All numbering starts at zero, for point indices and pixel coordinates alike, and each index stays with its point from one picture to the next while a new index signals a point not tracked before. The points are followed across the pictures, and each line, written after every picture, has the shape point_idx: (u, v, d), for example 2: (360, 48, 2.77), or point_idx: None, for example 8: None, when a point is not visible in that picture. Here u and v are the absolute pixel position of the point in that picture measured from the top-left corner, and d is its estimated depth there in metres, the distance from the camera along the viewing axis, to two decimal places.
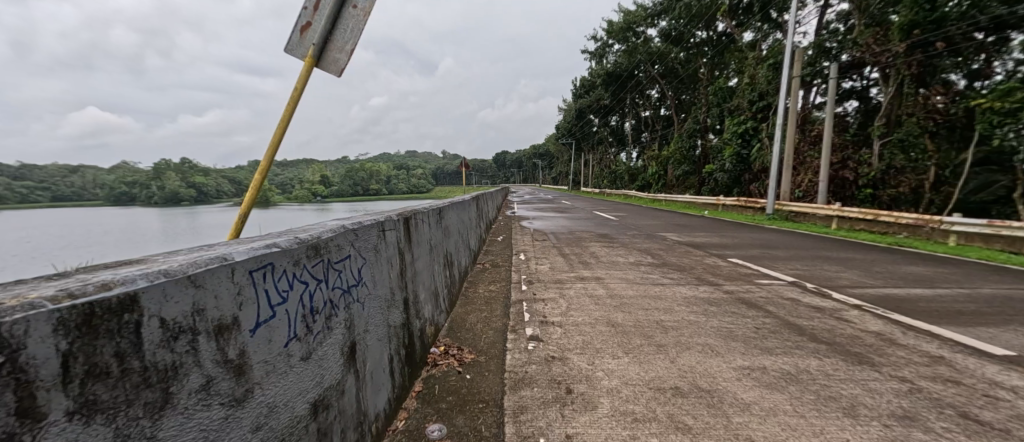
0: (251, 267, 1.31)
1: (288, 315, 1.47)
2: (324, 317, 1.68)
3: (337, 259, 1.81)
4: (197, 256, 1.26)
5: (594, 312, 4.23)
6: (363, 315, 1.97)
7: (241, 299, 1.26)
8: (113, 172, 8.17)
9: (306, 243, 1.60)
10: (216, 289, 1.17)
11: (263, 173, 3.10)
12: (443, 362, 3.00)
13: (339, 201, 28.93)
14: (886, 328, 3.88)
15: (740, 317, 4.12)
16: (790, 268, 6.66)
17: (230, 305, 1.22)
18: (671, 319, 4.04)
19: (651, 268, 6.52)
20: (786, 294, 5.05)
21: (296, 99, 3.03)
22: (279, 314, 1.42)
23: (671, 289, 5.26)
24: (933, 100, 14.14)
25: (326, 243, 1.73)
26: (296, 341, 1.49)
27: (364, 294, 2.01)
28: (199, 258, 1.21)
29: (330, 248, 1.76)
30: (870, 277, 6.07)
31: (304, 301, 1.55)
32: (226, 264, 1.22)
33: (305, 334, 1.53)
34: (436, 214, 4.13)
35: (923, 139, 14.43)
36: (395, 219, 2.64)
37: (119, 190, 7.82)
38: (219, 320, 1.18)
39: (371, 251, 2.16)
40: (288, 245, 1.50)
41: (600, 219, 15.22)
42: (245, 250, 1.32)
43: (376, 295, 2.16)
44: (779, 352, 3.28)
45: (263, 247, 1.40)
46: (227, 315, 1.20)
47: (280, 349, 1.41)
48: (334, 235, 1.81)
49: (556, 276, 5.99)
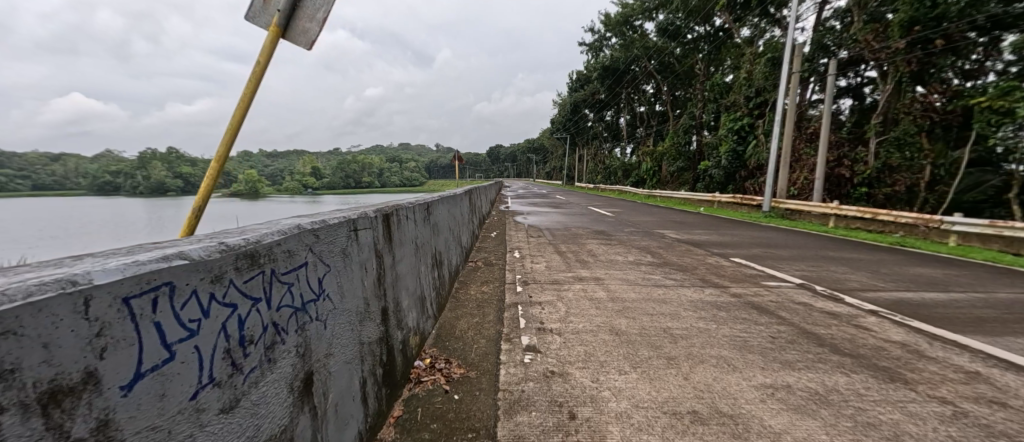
0: (125, 293, 0.93)
1: (199, 353, 1.09)
2: (264, 347, 1.31)
3: (285, 270, 1.43)
4: (39, 277, 0.89)
5: (595, 318, 3.87)
6: (323, 337, 1.60)
7: (102, 343, 0.88)
8: (96, 161, 7.94)
9: (241, 248, 1.25)
10: (47, 332, 0.80)
11: (222, 160, 2.71)
12: (428, 379, 2.64)
13: (332, 193, 28.65)
14: (909, 338, 3.57)
15: (752, 325, 3.79)
16: (796, 269, 6.38)
17: (76, 356, 0.84)
18: (679, 326, 3.71)
19: (653, 268, 6.25)
20: (797, 298, 4.74)
21: (259, 73, 2.65)
22: (181, 354, 1.05)
23: (674, 291, 4.95)
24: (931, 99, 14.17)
25: (268, 250, 1.35)
26: (213, 387, 1.12)
27: (325, 310, 1.64)
28: (29, 284, 0.83)
29: (275, 257, 1.38)
30: (879, 279, 5.79)
31: (228, 330, 1.18)
32: (70, 293, 0.84)
33: (228, 376, 1.17)
34: (424, 212, 3.78)
35: (919, 137, 14.35)
36: (371, 217, 2.26)
37: (102, 180, 7.62)
38: (55, 382, 0.80)
39: (339, 255, 1.79)
40: (201, 256, 1.12)
41: (595, 214, 14.98)
42: (119, 268, 0.95)
43: (343, 308, 1.78)
44: (801, 366, 2.96)
45: (155, 260, 1.02)
46: (73, 370, 0.83)
47: (184, 404, 1.04)
48: (282, 239, 1.44)
49: (553, 276, 5.64)
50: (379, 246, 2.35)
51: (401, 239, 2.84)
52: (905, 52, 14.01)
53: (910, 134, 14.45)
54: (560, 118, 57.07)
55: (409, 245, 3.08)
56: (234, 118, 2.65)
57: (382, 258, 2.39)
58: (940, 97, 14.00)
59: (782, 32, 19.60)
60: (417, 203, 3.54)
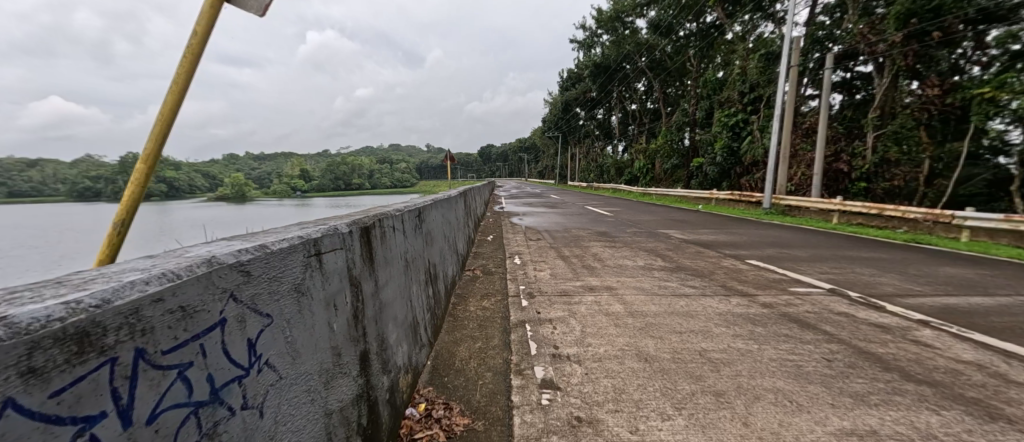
0: None
1: None
2: None
3: (154, 352, 0.90)
4: None
5: (617, 340, 3.35)
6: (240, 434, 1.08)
7: None
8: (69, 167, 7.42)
9: (20, 337, 0.69)
10: None
11: (151, 160, 2.12)
12: (422, 435, 2.09)
13: (321, 196, 28.11)
14: (983, 357, 3.08)
15: (800, 343, 3.28)
16: (819, 271, 5.91)
17: None
18: (716, 348, 3.20)
19: (667, 274, 5.74)
20: (835, 306, 4.25)
21: (197, 48, 2.09)
22: None
23: (696, 301, 4.42)
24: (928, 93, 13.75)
25: (113, 323, 0.82)
26: None
27: (246, 390, 1.11)
28: None
29: (129, 333, 0.85)
30: (913, 281, 5.31)
31: None
32: None
33: None
34: (415, 219, 3.21)
35: (918, 131, 14.15)
36: (343, 233, 1.72)
37: None
38: None
39: (278, 300, 1.26)
40: None
41: (593, 214, 14.52)
42: None
43: (285, 377, 1.25)
44: (878, 401, 2.45)
45: None
46: None
47: None
48: (151, 300, 0.90)
49: (560, 286, 5.11)
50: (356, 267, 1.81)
51: (386, 253, 2.30)
52: (902, 44, 13.77)
53: (908, 128, 14.26)
54: (551, 117, 56.70)
55: (397, 259, 2.54)
56: (166, 106, 2.08)
57: (360, 281, 1.84)
58: (938, 90, 13.57)
59: (776, 27, 19.38)
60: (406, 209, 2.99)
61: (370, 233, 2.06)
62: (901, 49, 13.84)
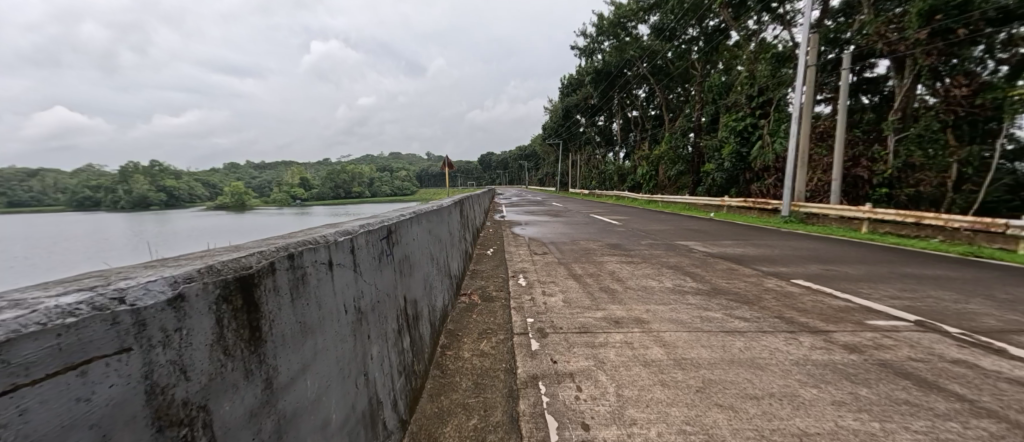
0: None
1: None
2: None
3: None
4: None
5: (672, 414, 2.37)
6: None
7: None
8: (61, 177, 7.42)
9: None
10: None
11: None
12: None
13: (320, 205, 27.42)
14: None
15: (937, 420, 2.28)
16: (887, 294, 4.90)
17: None
18: (821, 429, 2.20)
19: (705, 301, 4.75)
20: (942, 349, 3.25)
21: None
22: None
23: (757, 342, 3.45)
24: (954, 93, 12.66)
25: None
26: None
27: None
28: None
29: None
30: (1013, 310, 4.28)
31: None
32: None
33: None
34: (382, 242, 2.27)
35: (943, 133, 12.96)
36: (105, 323, 0.81)
37: None
38: None
39: None
40: None
41: (601, 224, 13.56)
42: None
43: None
44: None
45: None
46: None
47: None
48: None
49: (576, 319, 4.12)
50: (162, 379, 0.91)
51: (307, 307, 1.39)
52: (925, 42, 12.70)
53: (932, 130, 13.04)
54: (551, 124, 55.92)
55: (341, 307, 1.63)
56: None
57: (185, 405, 0.94)
58: (965, 90, 12.48)
59: (787, 28, 18.43)
60: (365, 230, 2.05)
61: (249, 286, 1.14)
62: (924, 47, 12.74)
